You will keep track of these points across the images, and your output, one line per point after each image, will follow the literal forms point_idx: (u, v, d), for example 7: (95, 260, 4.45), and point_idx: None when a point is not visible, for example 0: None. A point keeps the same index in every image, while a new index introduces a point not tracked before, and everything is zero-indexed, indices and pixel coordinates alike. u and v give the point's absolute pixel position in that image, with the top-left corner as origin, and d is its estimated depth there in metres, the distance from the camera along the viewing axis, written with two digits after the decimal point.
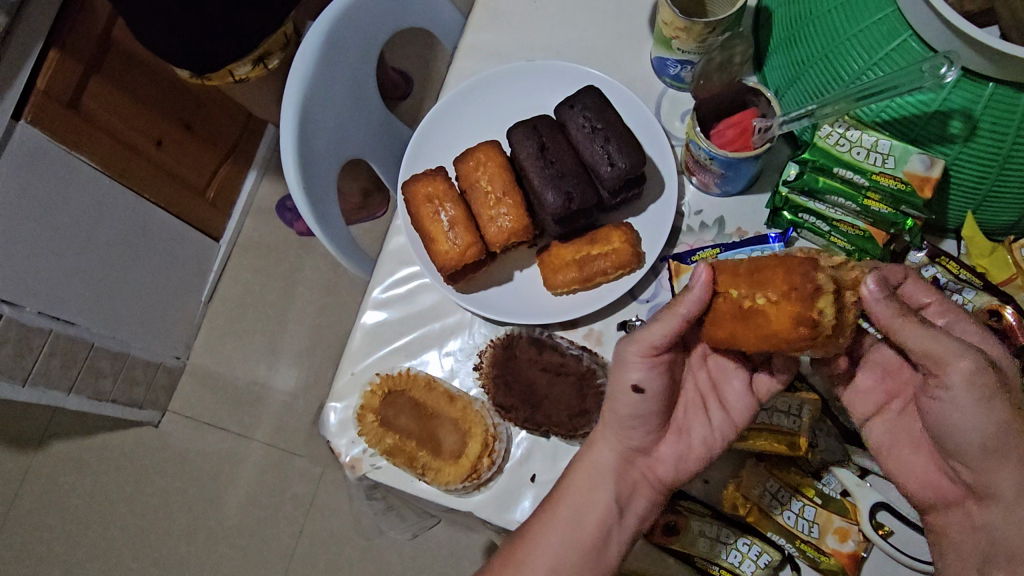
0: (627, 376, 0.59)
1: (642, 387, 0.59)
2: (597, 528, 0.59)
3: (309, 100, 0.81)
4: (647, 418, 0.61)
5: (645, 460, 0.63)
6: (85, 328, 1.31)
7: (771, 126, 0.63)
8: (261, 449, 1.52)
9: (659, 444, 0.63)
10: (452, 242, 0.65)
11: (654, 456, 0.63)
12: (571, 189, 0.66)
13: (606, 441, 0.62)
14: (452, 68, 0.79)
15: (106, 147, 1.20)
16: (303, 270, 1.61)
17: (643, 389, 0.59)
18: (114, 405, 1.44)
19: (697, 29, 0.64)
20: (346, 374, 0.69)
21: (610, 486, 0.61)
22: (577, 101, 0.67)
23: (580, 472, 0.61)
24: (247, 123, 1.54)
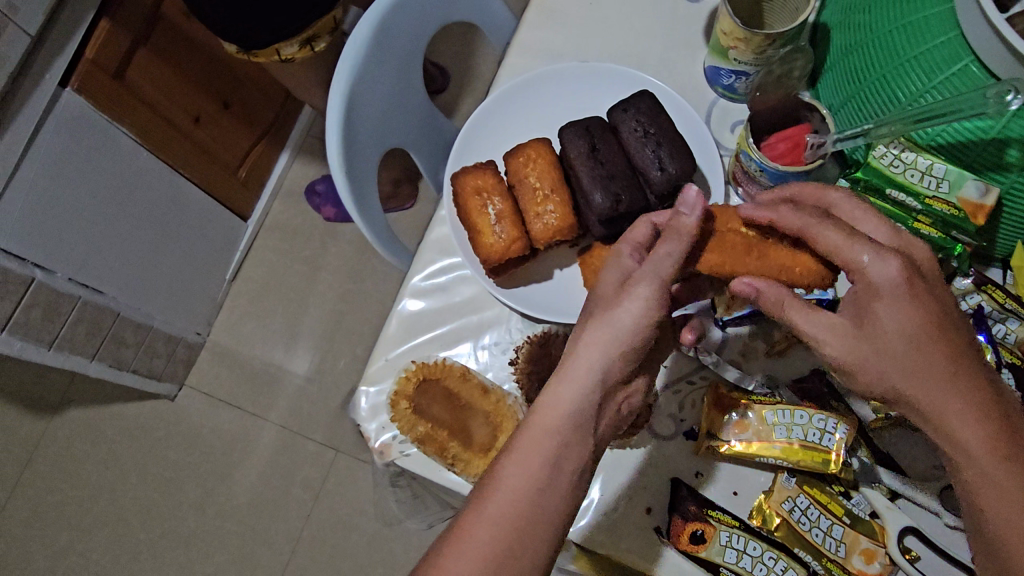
0: (632, 307, 0.52)
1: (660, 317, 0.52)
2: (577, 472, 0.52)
3: (357, 84, 0.81)
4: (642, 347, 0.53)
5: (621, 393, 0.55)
6: (112, 297, 1.32)
7: (825, 143, 0.63)
8: (274, 430, 1.52)
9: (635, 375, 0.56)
10: (497, 236, 0.65)
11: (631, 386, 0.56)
12: (620, 191, 0.66)
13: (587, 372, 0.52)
14: (504, 64, 0.79)
15: (147, 120, 1.21)
16: (328, 256, 1.62)
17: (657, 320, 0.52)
18: (133, 375, 1.45)
19: (756, 40, 0.64)
20: (381, 360, 0.69)
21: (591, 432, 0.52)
22: (631, 105, 0.66)
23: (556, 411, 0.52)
24: (283, 105, 1.55)
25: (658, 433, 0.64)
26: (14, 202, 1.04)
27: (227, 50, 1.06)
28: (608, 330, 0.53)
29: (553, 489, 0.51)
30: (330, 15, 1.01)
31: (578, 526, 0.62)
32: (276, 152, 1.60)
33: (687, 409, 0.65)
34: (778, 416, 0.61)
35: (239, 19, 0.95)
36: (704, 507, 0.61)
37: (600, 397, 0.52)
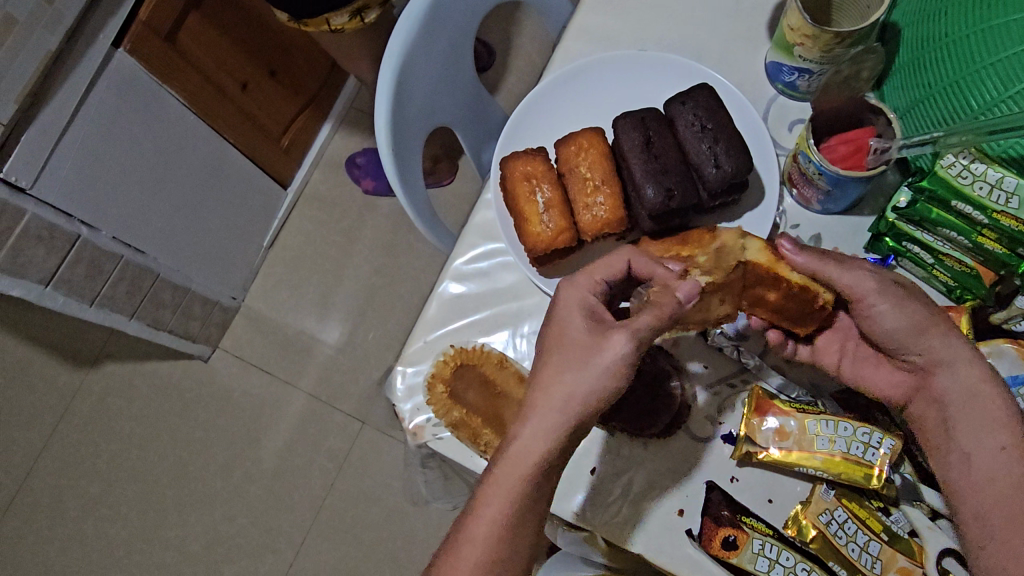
0: (609, 380, 0.52)
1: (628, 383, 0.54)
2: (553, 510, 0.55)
3: (409, 61, 0.80)
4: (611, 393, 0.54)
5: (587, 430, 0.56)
6: (152, 258, 1.34)
7: (891, 148, 0.61)
8: (303, 398, 1.54)
9: None
10: (545, 226, 0.64)
11: None
12: (673, 186, 0.64)
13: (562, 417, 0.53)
14: (559, 48, 0.78)
15: (194, 85, 1.22)
16: (365, 229, 1.62)
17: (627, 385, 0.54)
18: (170, 335, 1.47)
19: (825, 38, 0.62)
20: (419, 341, 0.68)
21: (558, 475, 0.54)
22: (689, 98, 0.65)
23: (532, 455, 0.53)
24: (328, 75, 1.55)
25: (697, 434, 0.64)
26: (64, 160, 1.06)
27: (277, 17, 1.05)
28: (575, 394, 0.53)
29: (525, 526, 0.54)
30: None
31: (607, 520, 0.62)
32: (318, 121, 1.60)
33: (726, 412, 0.64)
34: (821, 427, 0.60)
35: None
36: (738, 513, 0.61)
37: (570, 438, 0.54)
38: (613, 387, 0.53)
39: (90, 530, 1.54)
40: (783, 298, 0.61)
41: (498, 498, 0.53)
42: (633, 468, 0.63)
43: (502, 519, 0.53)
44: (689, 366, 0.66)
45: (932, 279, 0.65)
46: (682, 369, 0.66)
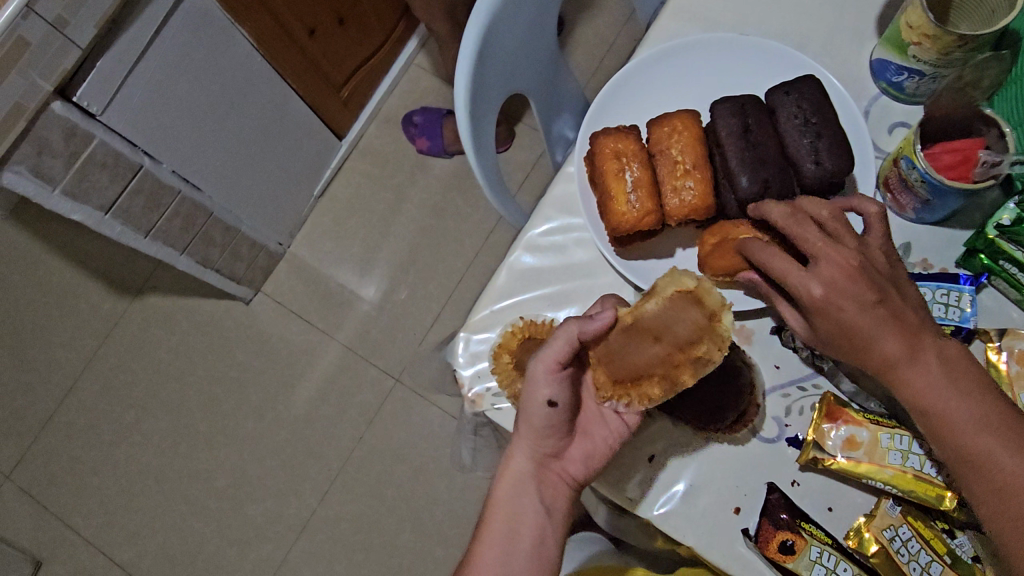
0: (540, 394, 0.59)
1: (556, 403, 0.59)
2: (533, 533, 0.62)
3: (496, 22, 0.78)
4: (557, 428, 0.62)
5: (558, 464, 0.64)
6: (207, 196, 1.34)
7: (1002, 162, 0.59)
8: (339, 350, 1.55)
9: (568, 447, 0.64)
10: (632, 206, 0.61)
11: (567, 458, 0.64)
12: (770, 177, 0.62)
13: (521, 450, 0.63)
14: (655, 23, 0.75)
15: (266, 26, 1.21)
16: (416, 188, 1.61)
17: (556, 404, 0.60)
18: (216, 274, 1.48)
19: (946, 39, 0.59)
20: (485, 309, 0.67)
21: (536, 494, 0.63)
22: (793, 89, 0.62)
23: (504, 483, 0.64)
24: (394, 29, 1.53)
25: (762, 434, 0.63)
26: (135, 89, 1.05)
27: None
28: (522, 415, 0.61)
29: (518, 548, 0.61)
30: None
31: (660, 511, 0.61)
32: (379, 76, 1.59)
33: (794, 415, 0.63)
34: (894, 440, 0.59)
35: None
36: (797, 519, 0.60)
37: (535, 468, 0.63)
38: (545, 404, 0.59)
39: (122, 455, 1.57)
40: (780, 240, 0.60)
41: (496, 529, 0.62)
42: (691, 462, 0.62)
43: (499, 537, 0.62)
44: (758, 363, 0.64)
45: None
46: (751, 366, 0.64)
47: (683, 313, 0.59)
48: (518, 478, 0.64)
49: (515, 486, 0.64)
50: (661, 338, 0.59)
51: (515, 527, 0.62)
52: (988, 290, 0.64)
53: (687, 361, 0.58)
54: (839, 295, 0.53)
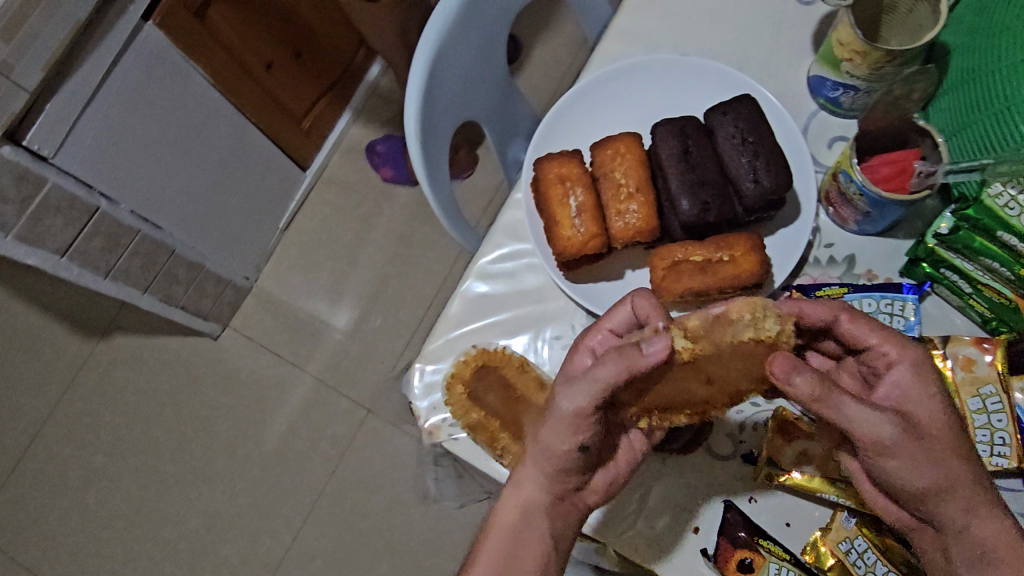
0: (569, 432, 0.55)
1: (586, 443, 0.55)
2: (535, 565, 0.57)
3: (443, 52, 0.79)
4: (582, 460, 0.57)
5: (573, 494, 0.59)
6: (168, 233, 1.33)
7: (936, 172, 0.60)
8: (310, 382, 1.54)
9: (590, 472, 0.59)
10: (577, 230, 0.61)
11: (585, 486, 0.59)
12: (709, 199, 0.63)
13: (534, 477, 0.58)
14: (597, 48, 0.76)
15: (219, 62, 1.21)
16: (382, 217, 1.61)
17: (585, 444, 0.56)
18: (181, 312, 1.47)
19: (876, 55, 0.61)
20: (439, 339, 0.67)
21: (545, 524, 0.58)
22: (731, 108, 0.63)
23: (506, 508, 0.59)
24: (354, 59, 1.53)
25: (718, 452, 0.62)
26: (88, 129, 1.05)
27: None
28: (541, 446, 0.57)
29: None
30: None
31: (619, 536, 0.61)
32: (340, 106, 1.59)
33: (748, 431, 0.63)
34: None
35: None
36: (755, 536, 0.60)
37: (549, 499, 0.58)
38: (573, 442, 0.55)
39: (91, 501, 1.53)
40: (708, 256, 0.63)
41: (490, 554, 0.58)
42: (649, 484, 0.62)
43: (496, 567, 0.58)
44: None
45: (968, 307, 0.63)
46: None
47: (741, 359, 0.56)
48: (524, 507, 0.58)
49: (523, 517, 0.58)
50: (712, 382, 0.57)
51: (516, 555, 0.57)
52: (932, 297, 0.65)
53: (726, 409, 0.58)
54: (910, 407, 0.52)
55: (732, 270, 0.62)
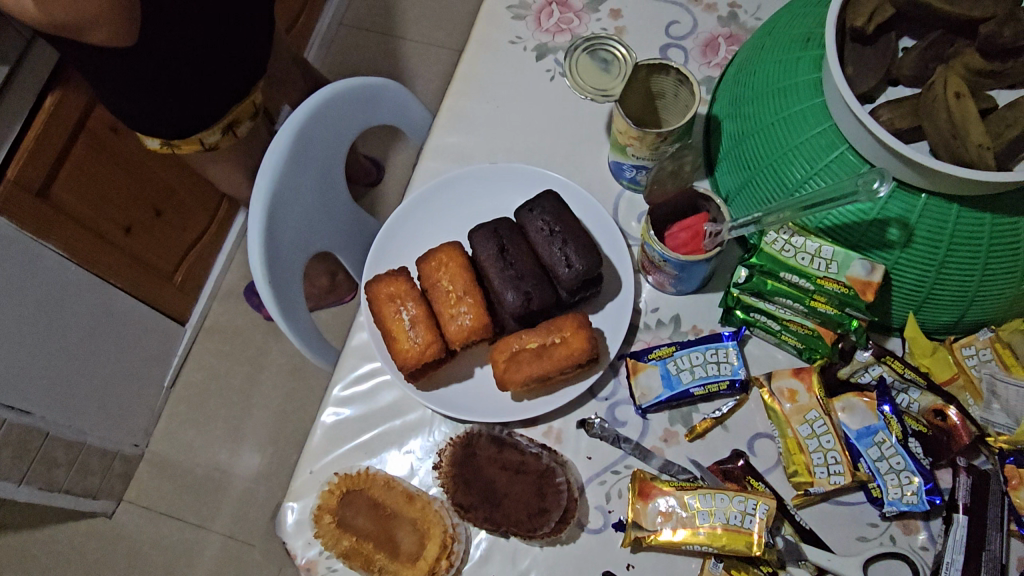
0: None
1: None
2: None
3: (278, 194, 0.82)
4: None
5: None
6: (40, 417, 1.25)
7: (722, 231, 0.66)
8: (218, 540, 1.46)
9: None
10: (412, 341, 0.67)
11: None
12: (530, 290, 0.69)
13: None
14: (418, 168, 0.81)
15: (73, 234, 1.19)
16: (271, 354, 1.58)
17: None
18: (66, 496, 1.38)
19: (650, 138, 0.67)
20: (304, 473, 0.68)
21: None
22: (536, 205, 0.71)
23: None
24: (218, 207, 1.56)
25: (589, 527, 0.66)
26: None
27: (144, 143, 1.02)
28: None
29: None
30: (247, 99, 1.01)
31: None
32: (213, 253, 1.59)
33: (614, 499, 0.66)
34: (701, 502, 0.62)
35: (155, 115, 0.92)
36: None
37: None
38: None
39: None
40: (543, 340, 0.67)
41: None
42: (531, 574, 0.64)
43: None
44: (572, 459, 0.68)
45: (783, 343, 0.69)
46: (565, 463, 0.67)
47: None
48: None
49: None
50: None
51: None
52: (753, 339, 0.71)
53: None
54: None
55: (569, 350, 0.66)
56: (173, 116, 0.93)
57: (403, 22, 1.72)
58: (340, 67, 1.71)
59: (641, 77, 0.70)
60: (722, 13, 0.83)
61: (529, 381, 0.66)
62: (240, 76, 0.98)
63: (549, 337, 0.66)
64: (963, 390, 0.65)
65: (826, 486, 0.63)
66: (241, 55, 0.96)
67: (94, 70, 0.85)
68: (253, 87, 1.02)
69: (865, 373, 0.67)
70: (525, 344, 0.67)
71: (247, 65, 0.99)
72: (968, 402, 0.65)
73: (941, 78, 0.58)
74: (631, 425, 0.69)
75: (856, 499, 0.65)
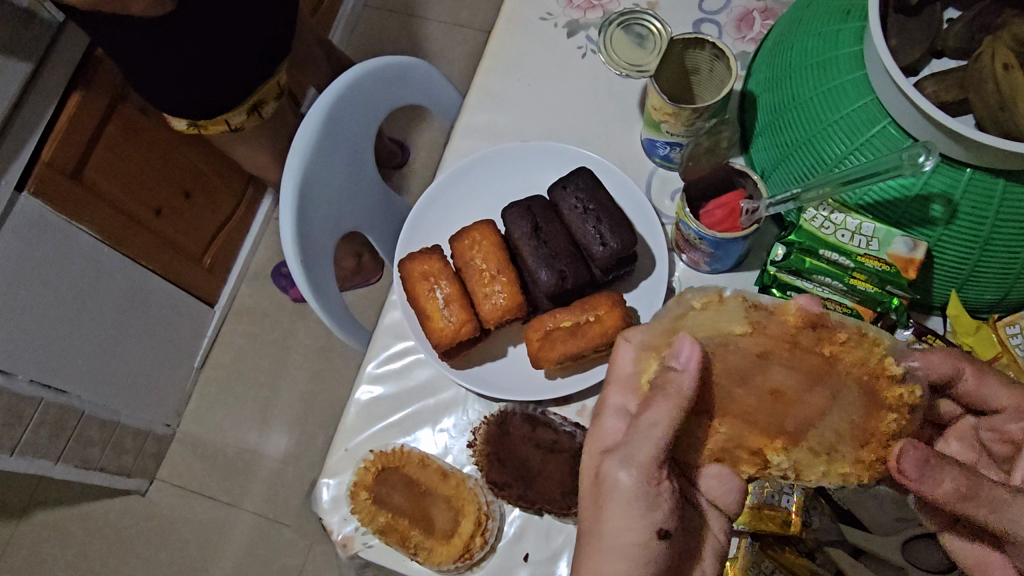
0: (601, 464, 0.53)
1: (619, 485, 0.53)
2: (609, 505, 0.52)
3: (310, 173, 0.82)
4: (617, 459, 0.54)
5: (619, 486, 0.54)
6: (76, 396, 1.28)
7: (759, 208, 0.65)
8: (249, 518, 1.48)
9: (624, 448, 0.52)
10: (447, 320, 0.67)
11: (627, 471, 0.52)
12: (565, 268, 0.70)
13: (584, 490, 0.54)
14: (449, 147, 0.81)
15: (105, 216, 1.20)
16: (298, 336, 1.59)
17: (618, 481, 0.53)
18: (101, 474, 1.41)
19: (685, 114, 0.66)
20: (340, 451, 0.68)
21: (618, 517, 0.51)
22: (569, 183, 0.71)
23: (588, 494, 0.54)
24: (246, 189, 1.56)
25: None
26: None
27: (173, 126, 1.02)
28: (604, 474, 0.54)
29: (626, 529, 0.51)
30: (272, 80, 1.01)
31: None
32: (241, 235, 1.60)
33: None
34: None
35: (184, 95, 0.92)
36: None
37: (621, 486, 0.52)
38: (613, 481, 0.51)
39: None
40: (576, 320, 0.66)
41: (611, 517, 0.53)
42: (565, 552, 0.63)
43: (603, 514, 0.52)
44: None
45: None
46: None
47: (850, 331, 0.54)
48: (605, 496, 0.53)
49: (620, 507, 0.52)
50: (790, 386, 0.52)
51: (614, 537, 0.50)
52: None
53: (794, 452, 0.53)
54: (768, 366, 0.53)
55: (604, 329, 0.66)
56: (202, 96, 0.93)
57: (427, 3, 1.71)
58: (365, 49, 1.71)
59: (675, 51, 0.69)
60: None
61: (562, 361, 0.66)
62: (268, 55, 0.98)
63: (584, 316, 0.67)
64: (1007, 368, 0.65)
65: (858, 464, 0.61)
66: (268, 35, 0.96)
67: (124, 50, 0.86)
68: (281, 66, 1.02)
69: None
70: (557, 323, 0.66)
71: (275, 44, 0.99)
72: None
73: (989, 49, 0.57)
74: None
75: None
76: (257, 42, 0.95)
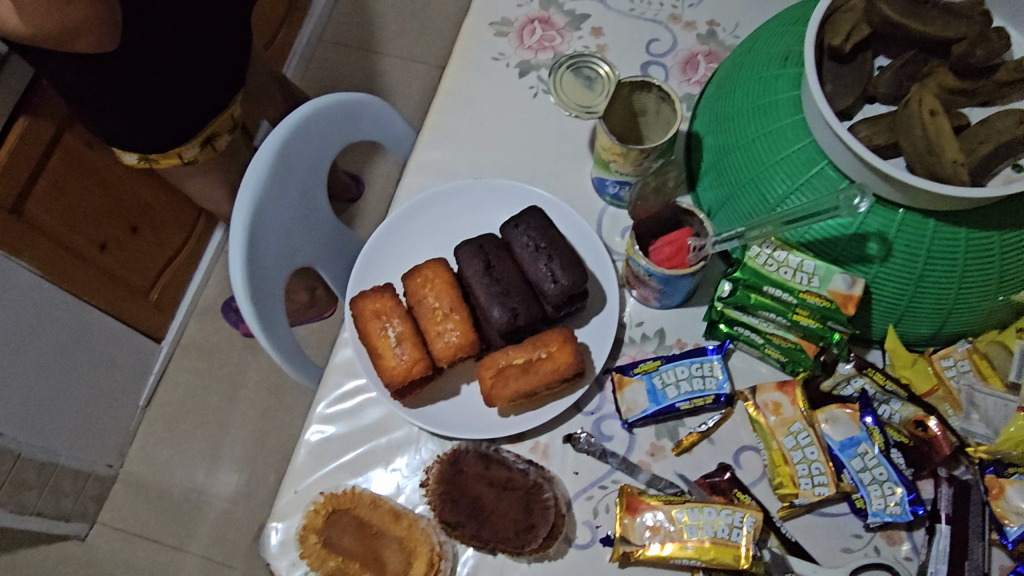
0: None
1: None
2: None
3: (261, 209, 0.81)
4: None
5: None
6: (12, 438, 1.22)
7: (705, 246, 0.66)
8: (195, 561, 1.43)
9: None
10: (398, 359, 0.67)
11: None
12: (516, 305, 0.69)
13: None
14: (401, 185, 0.81)
15: (46, 251, 1.17)
16: (248, 372, 1.56)
17: None
18: (38, 519, 1.35)
19: (633, 155, 0.68)
20: (289, 493, 0.67)
21: None
22: (521, 222, 0.72)
23: None
24: (196, 223, 1.54)
25: (576, 542, 0.65)
26: None
27: (121, 159, 1.00)
28: None
29: None
30: (224, 113, 1.01)
31: None
32: (190, 268, 1.57)
33: (601, 514, 0.66)
34: (688, 515, 0.62)
35: (133, 128, 0.91)
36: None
37: None
38: None
39: None
40: (529, 356, 0.67)
41: None
42: None
43: None
44: (559, 474, 0.68)
45: (766, 356, 0.70)
46: (553, 479, 0.67)
47: None
48: None
49: None
50: None
51: None
52: (736, 353, 0.72)
53: None
54: None
55: (556, 366, 0.66)
56: (152, 129, 0.92)
57: (381, 39, 1.73)
58: (318, 83, 1.71)
59: (624, 94, 0.71)
60: (701, 31, 0.84)
61: (514, 398, 0.66)
62: (220, 90, 0.97)
63: (536, 352, 0.67)
64: (942, 401, 0.66)
65: (810, 498, 0.63)
66: (220, 69, 0.96)
67: (72, 83, 0.84)
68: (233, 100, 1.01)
69: (847, 385, 0.67)
70: (510, 359, 0.67)
71: (227, 78, 0.98)
72: (947, 412, 0.66)
73: (917, 96, 0.60)
74: (617, 440, 0.69)
75: (840, 509, 0.65)
76: (208, 76, 0.94)
